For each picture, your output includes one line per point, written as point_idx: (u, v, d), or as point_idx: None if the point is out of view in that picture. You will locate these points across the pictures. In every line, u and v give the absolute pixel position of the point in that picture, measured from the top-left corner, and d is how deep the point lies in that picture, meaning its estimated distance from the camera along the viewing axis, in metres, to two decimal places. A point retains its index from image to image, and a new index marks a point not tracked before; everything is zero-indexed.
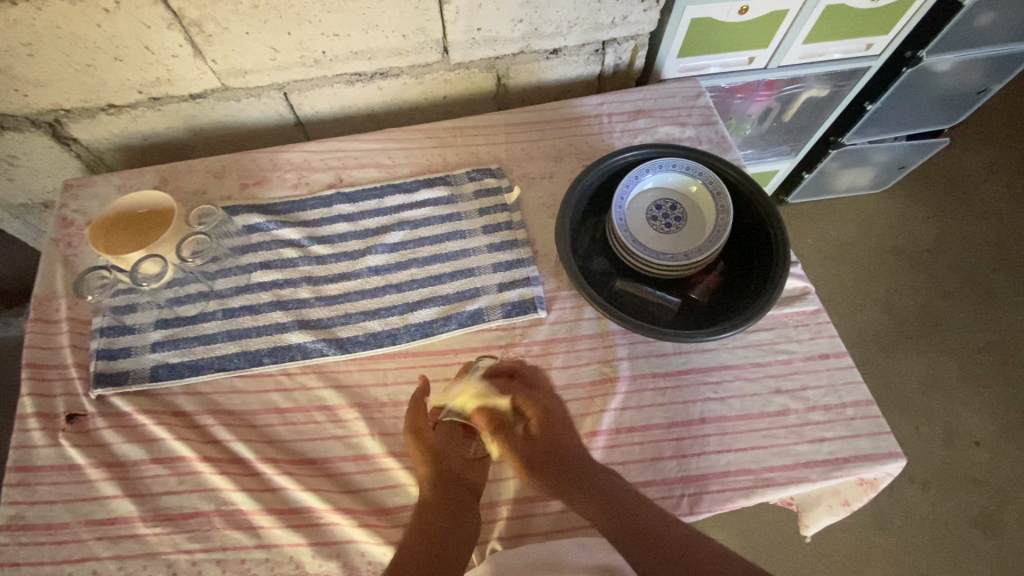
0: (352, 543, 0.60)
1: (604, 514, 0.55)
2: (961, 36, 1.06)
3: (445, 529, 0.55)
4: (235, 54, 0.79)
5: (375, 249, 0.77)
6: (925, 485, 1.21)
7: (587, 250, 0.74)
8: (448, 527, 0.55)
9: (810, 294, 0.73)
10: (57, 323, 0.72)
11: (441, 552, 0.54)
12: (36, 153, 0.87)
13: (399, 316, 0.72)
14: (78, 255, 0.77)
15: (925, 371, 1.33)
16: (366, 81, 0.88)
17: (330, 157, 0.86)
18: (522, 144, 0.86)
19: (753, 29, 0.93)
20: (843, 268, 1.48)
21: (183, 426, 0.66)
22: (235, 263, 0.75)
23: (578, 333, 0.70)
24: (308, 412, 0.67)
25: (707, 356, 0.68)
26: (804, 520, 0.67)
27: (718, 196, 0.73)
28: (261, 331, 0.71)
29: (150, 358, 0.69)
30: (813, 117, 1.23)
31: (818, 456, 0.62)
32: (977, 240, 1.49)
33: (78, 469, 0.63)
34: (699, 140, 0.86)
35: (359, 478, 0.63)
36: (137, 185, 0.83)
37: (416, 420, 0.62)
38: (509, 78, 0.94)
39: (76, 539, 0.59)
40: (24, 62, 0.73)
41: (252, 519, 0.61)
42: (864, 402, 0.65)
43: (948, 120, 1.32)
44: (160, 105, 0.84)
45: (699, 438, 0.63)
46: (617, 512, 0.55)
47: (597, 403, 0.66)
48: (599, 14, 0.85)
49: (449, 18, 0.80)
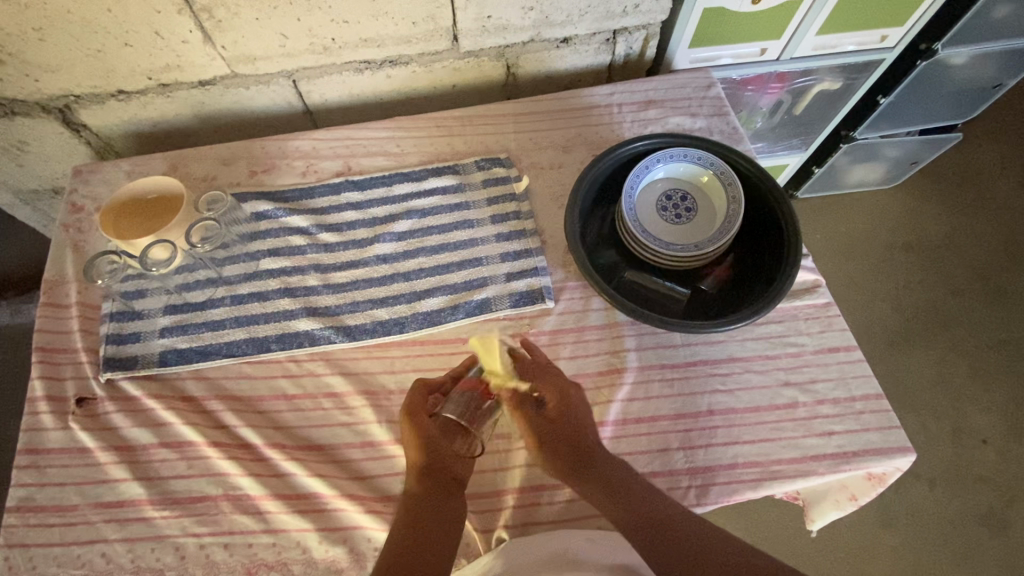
0: (358, 529, 0.60)
1: (617, 505, 0.56)
2: (978, 28, 1.04)
3: (437, 524, 0.55)
4: (244, 40, 0.78)
5: (383, 238, 0.76)
6: (931, 483, 1.20)
7: (595, 240, 0.74)
8: (433, 522, 0.55)
9: (821, 287, 0.72)
10: (66, 307, 0.72)
11: (431, 547, 0.53)
12: (46, 139, 0.87)
13: (406, 305, 0.72)
14: (88, 240, 0.78)
15: (934, 368, 1.32)
16: (375, 68, 0.88)
17: (338, 145, 0.86)
18: (531, 133, 0.86)
19: (767, 19, 0.92)
20: (852, 264, 1.46)
21: (191, 411, 0.66)
22: (244, 250, 0.75)
23: (587, 324, 0.70)
24: (316, 399, 0.67)
25: (715, 348, 0.68)
26: (810, 515, 0.67)
27: (729, 186, 0.72)
28: (269, 318, 0.71)
29: (159, 343, 0.69)
30: (824, 111, 1.21)
31: (826, 449, 0.62)
32: (987, 236, 1.48)
33: (88, 452, 0.63)
34: (710, 131, 0.86)
35: (366, 465, 0.63)
36: (146, 172, 0.83)
37: (414, 400, 0.61)
38: (519, 67, 0.93)
39: (85, 522, 0.60)
40: (35, 47, 0.73)
41: (259, 504, 0.61)
42: (874, 396, 0.65)
43: (963, 115, 1.30)
44: (169, 91, 0.84)
45: (708, 429, 0.63)
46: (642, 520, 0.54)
47: (604, 394, 0.66)
48: (611, 2, 0.84)
49: (460, 5, 0.80)
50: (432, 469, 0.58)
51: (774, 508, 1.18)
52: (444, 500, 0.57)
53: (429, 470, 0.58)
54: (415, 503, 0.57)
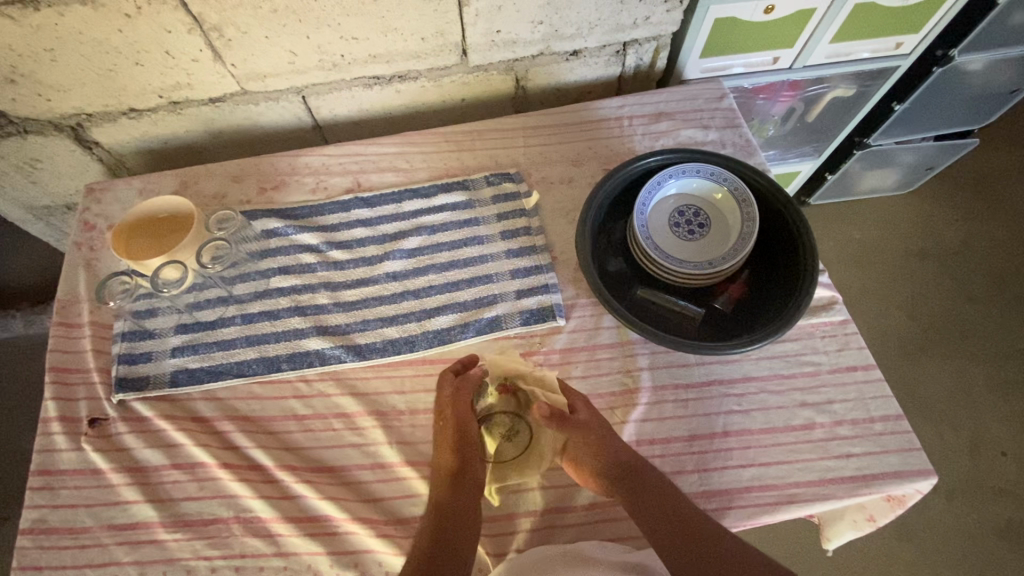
0: (370, 553, 0.60)
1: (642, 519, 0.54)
2: (996, 35, 1.02)
3: (460, 531, 0.55)
4: (254, 58, 0.78)
5: (393, 255, 0.76)
6: (950, 496, 1.18)
7: (606, 256, 0.73)
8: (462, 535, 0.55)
9: (838, 304, 0.71)
10: (79, 326, 0.72)
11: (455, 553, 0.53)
12: (58, 157, 0.88)
13: (417, 323, 0.71)
14: (100, 259, 0.78)
15: (951, 379, 1.29)
16: (385, 84, 0.88)
17: (348, 161, 0.85)
18: (541, 147, 0.85)
19: (781, 28, 0.91)
20: (866, 272, 1.44)
21: (202, 432, 0.66)
22: (254, 268, 0.75)
23: (598, 342, 0.69)
24: (326, 419, 0.66)
25: (731, 367, 0.67)
26: (825, 534, 0.65)
27: (743, 203, 0.71)
28: (279, 337, 0.71)
29: (171, 363, 0.69)
30: (838, 117, 1.19)
31: (845, 472, 0.61)
32: (1006, 243, 1.45)
33: (100, 473, 0.63)
34: (722, 143, 0.85)
35: (377, 487, 0.63)
36: (158, 189, 0.84)
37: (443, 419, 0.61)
38: (528, 80, 0.93)
39: (97, 544, 0.60)
40: (47, 67, 0.73)
41: (270, 527, 0.61)
42: (894, 416, 0.63)
43: (980, 120, 1.28)
44: (180, 108, 0.85)
45: (723, 451, 0.62)
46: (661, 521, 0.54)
47: (617, 414, 0.65)
48: (621, 15, 0.84)
49: (469, 21, 0.79)
50: (461, 477, 0.58)
51: (762, 534, 1.17)
52: (470, 510, 0.57)
53: (457, 477, 0.58)
54: (443, 510, 0.56)
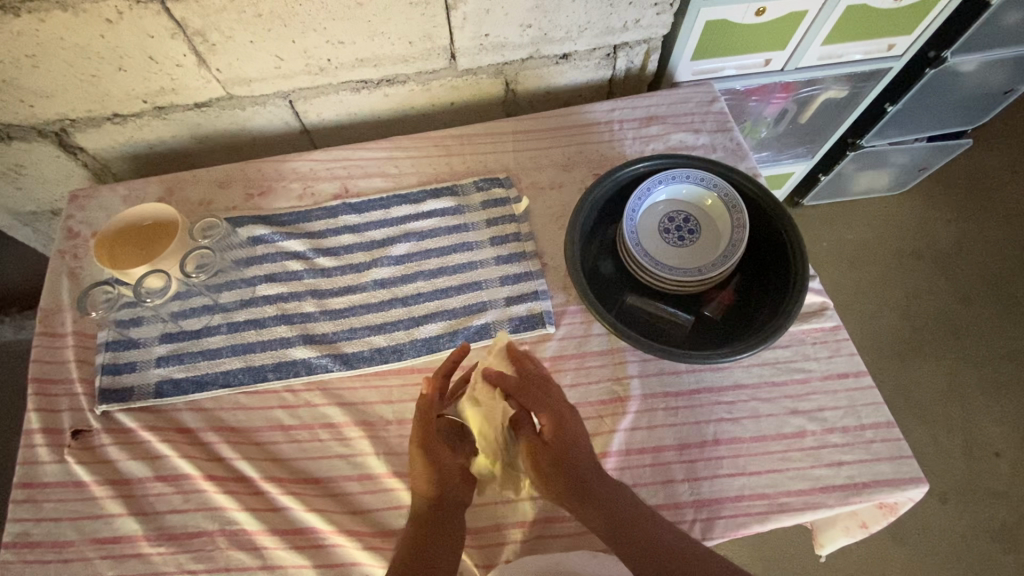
0: (357, 565, 0.59)
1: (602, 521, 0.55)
2: (988, 36, 1.02)
3: (439, 541, 0.55)
4: (239, 63, 0.77)
5: (381, 262, 0.75)
6: (943, 498, 1.18)
7: (595, 260, 0.73)
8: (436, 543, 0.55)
9: (829, 310, 0.70)
10: (63, 336, 0.71)
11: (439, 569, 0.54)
12: (43, 163, 0.87)
13: (405, 331, 0.70)
14: (84, 267, 0.77)
15: (945, 379, 1.30)
16: (373, 88, 0.87)
17: (336, 166, 0.85)
18: (531, 152, 0.84)
19: (771, 31, 0.91)
20: (859, 271, 1.44)
21: (187, 444, 0.65)
22: (240, 276, 0.74)
23: (588, 349, 0.69)
24: (313, 430, 0.66)
25: (721, 375, 0.66)
26: (819, 539, 0.66)
27: (734, 208, 0.70)
28: (266, 346, 0.70)
29: (155, 373, 0.68)
30: (831, 118, 1.19)
31: (836, 481, 0.60)
32: (998, 243, 1.45)
33: (84, 486, 0.63)
34: (713, 147, 0.84)
35: (364, 498, 0.62)
36: (143, 196, 0.83)
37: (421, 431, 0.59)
38: (518, 83, 0.92)
39: (80, 558, 0.59)
40: (28, 73, 0.72)
41: (256, 540, 0.60)
42: (885, 423, 0.63)
43: (973, 120, 1.28)
44: (165, 113, 0.83)
45: (713, 460, 0.62)
46: (615, 523, 0.55)
47: (606, 423, 0.64)
48: (611, 18, 0.83)
49: (457, 24, 0.79)
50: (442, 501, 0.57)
51: (739, 548, 1.16)
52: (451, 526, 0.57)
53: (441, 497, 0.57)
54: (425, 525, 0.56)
